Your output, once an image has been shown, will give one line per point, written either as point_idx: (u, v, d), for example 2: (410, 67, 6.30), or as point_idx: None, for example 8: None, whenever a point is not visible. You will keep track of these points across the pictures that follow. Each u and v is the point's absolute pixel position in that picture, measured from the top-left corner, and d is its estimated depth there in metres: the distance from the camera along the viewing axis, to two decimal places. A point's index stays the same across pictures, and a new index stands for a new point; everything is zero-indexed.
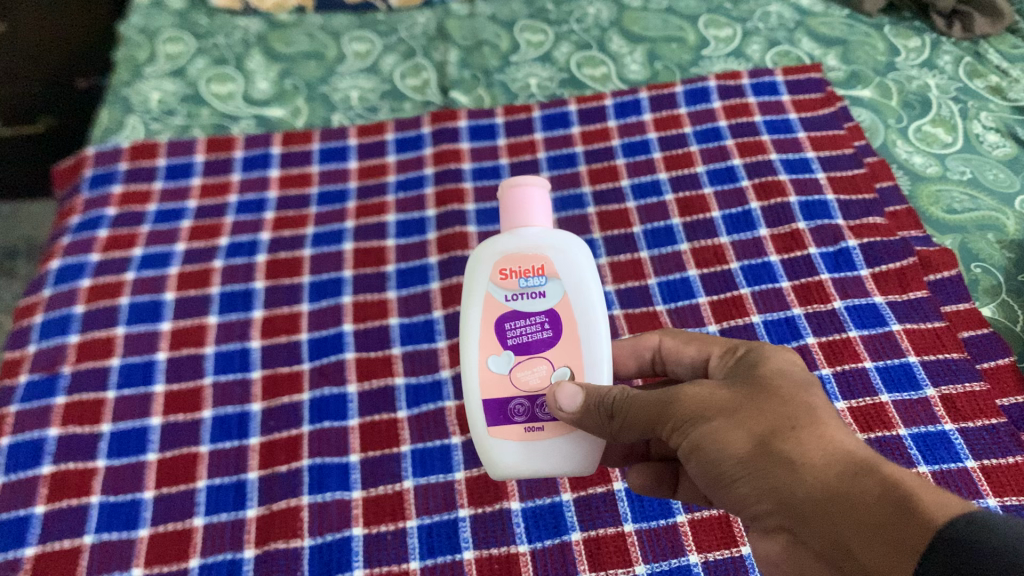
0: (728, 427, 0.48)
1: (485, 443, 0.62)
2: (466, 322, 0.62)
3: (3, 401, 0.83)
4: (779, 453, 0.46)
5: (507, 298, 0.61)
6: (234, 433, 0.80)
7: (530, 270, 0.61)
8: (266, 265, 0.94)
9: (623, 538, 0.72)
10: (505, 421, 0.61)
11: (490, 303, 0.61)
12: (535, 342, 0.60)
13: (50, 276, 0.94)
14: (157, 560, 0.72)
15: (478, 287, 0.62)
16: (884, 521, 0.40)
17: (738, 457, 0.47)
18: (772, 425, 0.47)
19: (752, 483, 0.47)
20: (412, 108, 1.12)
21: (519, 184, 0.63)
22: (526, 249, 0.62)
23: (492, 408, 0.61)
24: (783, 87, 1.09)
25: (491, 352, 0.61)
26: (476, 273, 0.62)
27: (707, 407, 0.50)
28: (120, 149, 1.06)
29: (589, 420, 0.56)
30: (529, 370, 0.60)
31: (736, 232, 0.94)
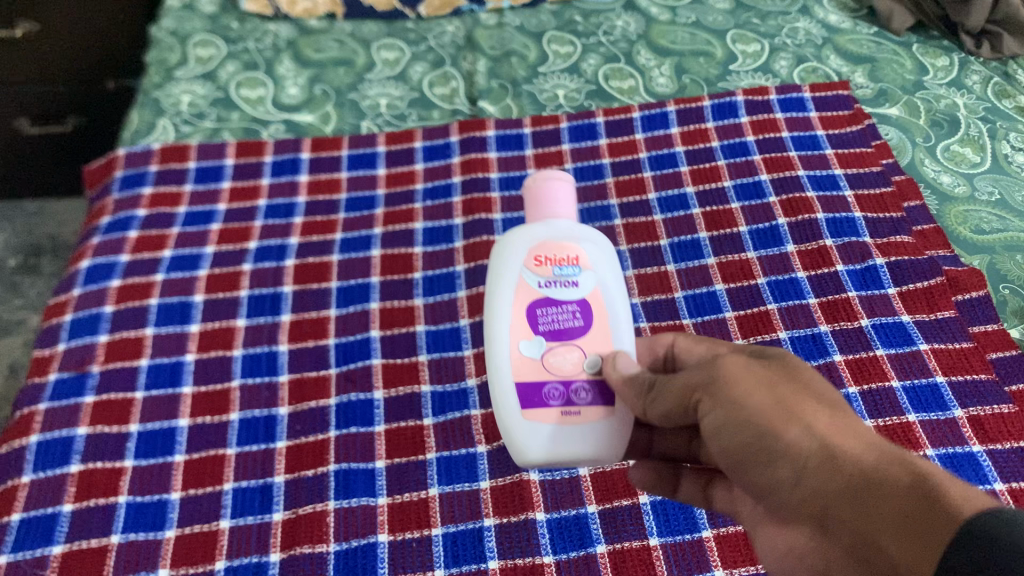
0: (771, 403, 0.51)
1: (517, 427, 0.64)
2: (500, 306, 0.66)
3: (33, 399, 0.84)
4: (820, 438, 0.48)
5: (541, 284, 0.66)
6: (261, 436, 0.81)
7: (566, 260, 0.67)
8: (294, 270, 0.95)
9: (647, 551, 0.72)
10: (541, 404, 0.64)
11: (524, 288, 0.66)
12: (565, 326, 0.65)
13: (80, 276, 0.94)
14: (184, 561, 0.73)
15: (512, 273, 0.67)
16: (915, 509, 0.42)
17: (779, 436, 0.50)
18: (814, 411, 0.50)
19: (790, 463, 0.49)
20: (439, 115, 1.13)
21: (551, 179, 0.71)
22: (560, 239, 0.68)
23: (526, 392, 0.64)
24: (811, 103, 1.09)
25: (523, 336, 0.65)
26: (510, 260, 0.67)
27: (752, 384, 0.52)
28: (151, 150, 1.07)
29: (627, 391, 0.61)
30: (563, 355, 0.64)
31: (764, 247, 0.94)
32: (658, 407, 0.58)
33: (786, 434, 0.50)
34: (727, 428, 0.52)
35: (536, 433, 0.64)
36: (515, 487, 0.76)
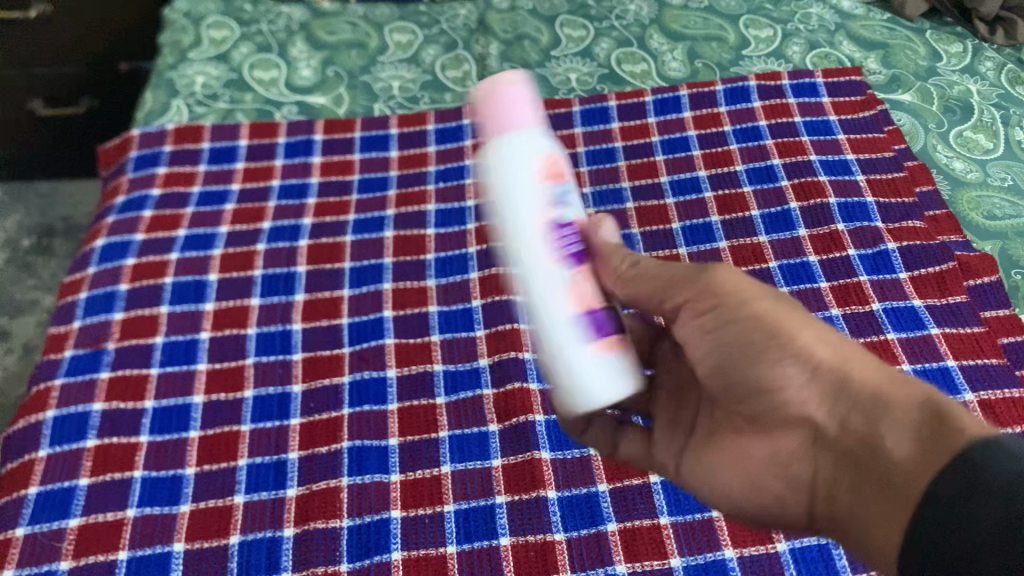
0: (782, 313, 0.53)
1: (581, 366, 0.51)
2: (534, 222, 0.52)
3: (49, 374, 0.85)
4: (838, 354, 0.51)
5: (546, 203, 0.53)
6: (275, 413, 0.82)
7: (554, 175, 0.53)
8: (307, 250, 0.95)
9: (659, 530, 0.72)
10: (574, 342, 0.51)
11: (535, 209, 0.52)
12: (582, 249, 0.54)
13: (95, 254, 0.95)
14: (199, 535, 0.73)
15: (525, 195, 0.53)
16: (922, 418, 0.45)
17: (784, 342, 0.51)
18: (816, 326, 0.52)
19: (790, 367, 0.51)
20: (452, 98, 1.13)
21: (505, 83, 0.55)
22: (537, 152, 0.54)
23: (570, 329, 0.51)
24: (823, 89, 1.09)
25: (547, 267, 0.52)
26: (519, 173, 0.53)
27: (757, 293, 0.54)
28: (165, 131, 1.07)
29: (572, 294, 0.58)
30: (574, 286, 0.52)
31: (775, 231, 0.94)
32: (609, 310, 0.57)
33: (792, 340, 0.51)
34: (727, 333, 0.53)
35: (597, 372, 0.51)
36: (527, 464, 0.77)
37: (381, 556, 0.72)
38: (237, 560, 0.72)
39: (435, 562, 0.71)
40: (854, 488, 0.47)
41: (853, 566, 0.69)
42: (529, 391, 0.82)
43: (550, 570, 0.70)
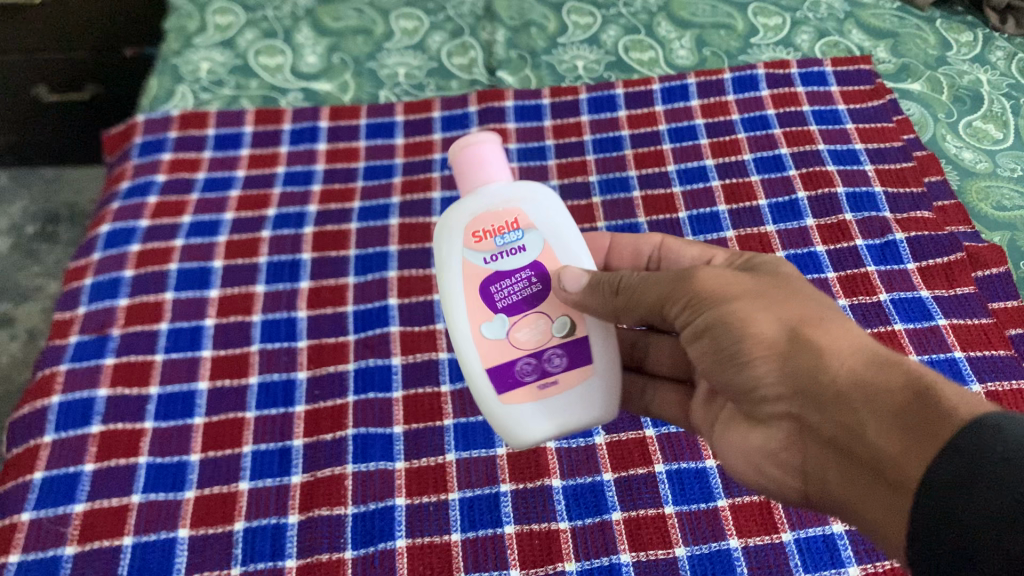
0: (753, 309, 0.52)
1: (505, 415, 0.62)
2: (450, 294, 0.61)
3: (54, 360, 0.85)
4: (822, 341, 0.49)
5: (486, 260, 0.61)
6: (280, 400, 0.81)
7: (504, 226, 0.61)
8: (312, 237, 0.95)
9: (663, 519, 0.72)
10: (515, 383, 0.61)
11: (469, 270, 0.61)
12: (537, 290, 0.61)
13: (100, 240, 0.95)
14: (203, 522, 0.73)
15: (454, 257, 0.61)
16: (900, 406, 0.44)
17: (750, 343, 0.51)
18: (792, 313, 0.51)
19: (763, 365, 0.51)
20: (458, 86, 1.13)
21: (469, 144, 0.62)
22: (496, 206, 0.61)
23: (499, 375, 0.61)
24: (832, 78, 1.08)
25: (483, 319, 0.61)
26: (449, 243, 0.62)
27: (737, 290, 0.53)
28: (170, 117, 1.07)
29: (593, 301, 0.58)
30: (527, 328, 0.61)
31: (783, 221, 0.94)
32: (629, 312, 0.57)
33: (756, 337, 0.51)
34: (703, 336, 0.54)
35: (534, 415, 0.62)
36: (531, 453, 0.77)
37: (385, 544, 0.72)
38: (242, 546, 0.72)
39: (439, 550, 0.71)
40: (846, 475, 0.47)
41: (858, 556, 0.69)
42: None
43: (554, 558, 0.70)
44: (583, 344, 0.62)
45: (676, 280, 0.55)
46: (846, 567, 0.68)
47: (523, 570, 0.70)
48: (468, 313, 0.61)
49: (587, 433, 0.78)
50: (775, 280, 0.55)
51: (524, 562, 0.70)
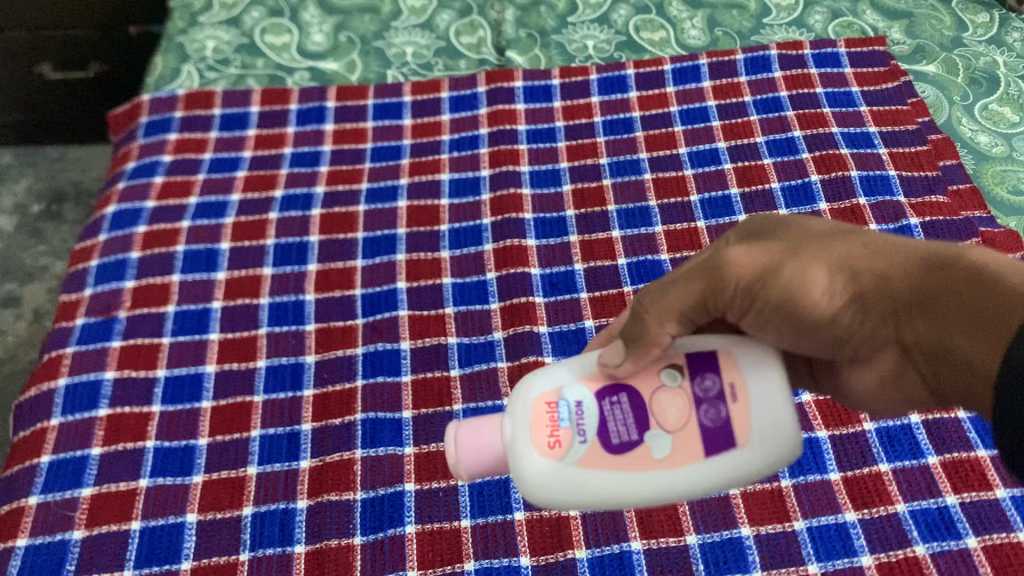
0: (804, 267, 0.47)
1: (763, 453, 0.49)
2: (607, 489, 0.51)
3: (61, 343, 0.84)
4: (881, 268, 0.48)
5: (581, 441, 0.51)
6: (288, 383, 0.81)
7: (550, 413, 0.52)
8: (320, 219, 0.94)
9: (674, 507, 0.71)
10: (723, 430, 0.50)
11: (588, 459, 0.51)
12: (625, 388, 0.51)
13: (105, 221, 0.95)
14: (211, 506, 0.73)
15: (571, 475, 0.51)
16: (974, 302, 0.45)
17: (819, 310, 0.48)
18: (835, 252, 0.48)
19: (839, 317, 0.49)
20: (466, 66, 1.11)
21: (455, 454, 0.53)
22: (529, 414, 0.52)
23: (710, 441, 0.50)
24: (846, 59, 1.07)
25: (642, 449, 0.50)
26: (550, 483, 0.51)
27: (773, 253, 0.47)
28: (176, 96, 1.06)
29: (630, 340, 0.50)
30: (661, 408, 0.50)
31: (796, 205, 0.93)
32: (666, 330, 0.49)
33: (818, 296, 0.47)
34: (767, 319, 0.49)
35: (765, 430, 0.49)
36: None
37: (394, 530, 0.71)
38: (250, 531, 0.72)
39: (449, 536, 0.71)
40: (954, 375, 0.48)
41: (871, 545, 0.68)
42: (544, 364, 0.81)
43: (564, 546, 0.70)
44: (694, 360, 0.51)
45: (700, 270, 0.48)
46: (858, 556, 0.68)
47: (533, 558, 0.70)
48: (630, 470, 0.50)
49: None
50: (780, 223, 0.50)
51: (534, 549, 0.70)
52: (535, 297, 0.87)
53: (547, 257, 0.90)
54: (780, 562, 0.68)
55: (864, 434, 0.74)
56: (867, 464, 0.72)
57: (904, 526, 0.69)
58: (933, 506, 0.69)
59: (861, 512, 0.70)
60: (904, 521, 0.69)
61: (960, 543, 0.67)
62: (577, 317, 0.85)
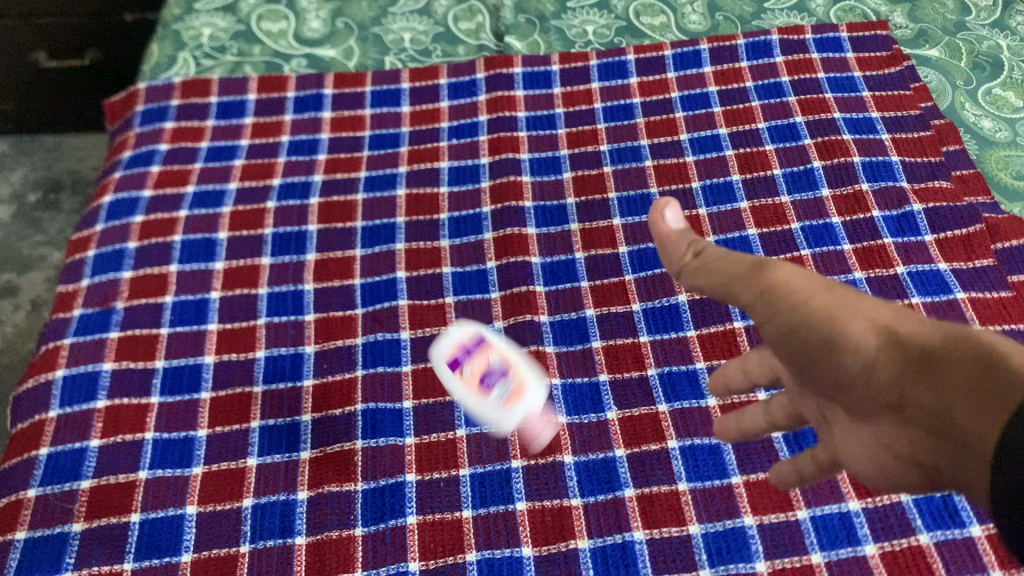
0: (833, 304, 0.47)
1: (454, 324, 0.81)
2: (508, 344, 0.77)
3: (58, 334, 0.84)
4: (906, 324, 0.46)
5: None
6: (287, 374, 0.80)
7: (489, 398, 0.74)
8: (318, 208, 0.93)
9: (677, 496, 0.71)
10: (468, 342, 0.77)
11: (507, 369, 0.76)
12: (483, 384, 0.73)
13: (102, 211, 0.94)
14: (212, 498, 0.73)
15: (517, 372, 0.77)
16: (981, 377, 0.41)
17: (843, 346, 0.46)
18: (882, 311, 0.47)
19: (856, 361, 0.46)
20: (465, 52, 1.10)
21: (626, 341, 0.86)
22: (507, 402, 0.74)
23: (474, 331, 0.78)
24: (848, 43, 1.06)
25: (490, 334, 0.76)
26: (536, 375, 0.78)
27: (809, 284, 0.48)
28: (172, 85, 1.05)
29: (674, 240, 0.54)
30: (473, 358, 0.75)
31: (798, 191, 0.92)
32: (698, 276, 0.52)
33: (843, 331, 0.46)
34: (783, 337, 0.49)
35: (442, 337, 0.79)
36: (543, 430, 0.76)
37: (395, 521, 0.71)
38: (250, 523, 0.71)
39: (450, 527, 0.71)
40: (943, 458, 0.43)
41: (875, 535, 0.68)
42: (545, 354, 0.81)
43: (566, 535, 0.70)
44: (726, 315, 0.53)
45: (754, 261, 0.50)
46: (862, 546, 0.68)
47: (535, 547, 0.69)
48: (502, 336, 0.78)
49: (599, 409, 0.77)
50: None
51: (536, 539, 0.70)
52: (536, 285, 0.86)
53: (547, 246, 0.90)
54: (784, 552, 0.68)
55: None
56: None
57: (907, 515, 0.69)
58: (937, 495, 0.69)
59: (865, 500, 0.70)
60: (908, 510, 0.69)
61: (965, 532, 0.67)
62: (578, 305, 0.84)
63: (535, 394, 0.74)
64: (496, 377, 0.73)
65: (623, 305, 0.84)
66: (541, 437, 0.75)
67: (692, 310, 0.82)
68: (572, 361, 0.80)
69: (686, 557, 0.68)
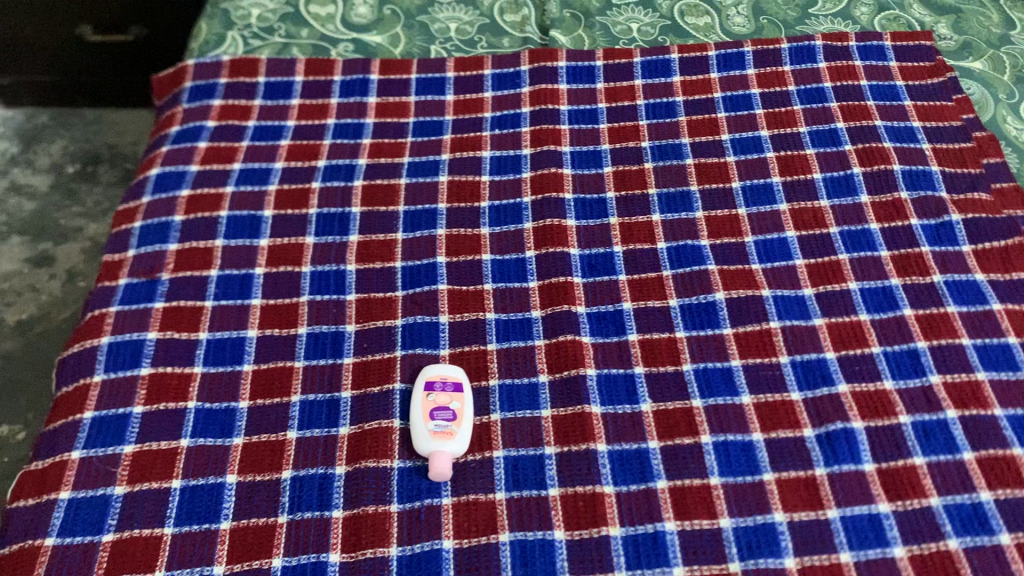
0: None
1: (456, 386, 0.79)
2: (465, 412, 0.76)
3: (104, 302, 0.85)
4: None
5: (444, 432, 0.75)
6: (328, 351, 0.82)
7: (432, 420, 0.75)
8: (362, 190, 0.95)
9: (708, 490, 0.72)
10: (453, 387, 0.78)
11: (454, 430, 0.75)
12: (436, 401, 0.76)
13: (149, 184, 0.96)
14: (252, 469, 0.74)
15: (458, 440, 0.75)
16: None
17: None
18: None
19: None
20: (510, 43, 1.11)
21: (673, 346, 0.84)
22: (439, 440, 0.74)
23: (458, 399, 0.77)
24: (891, 52, 1.06)
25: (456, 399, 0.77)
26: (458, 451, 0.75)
27: None
28: (220, 63, 1.06)
29: None
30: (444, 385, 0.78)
31: (837, 196, 0.92)
32: None
33: None
34: None
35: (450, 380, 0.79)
36: (577, 418, 0.77)
37: (431, 500, 0.72)
38: (289, 494, 0.73)
39: (484, 508, 0.72)
40: None
41: (904, 537, 0.69)
42: (582, 344, 0.82)
43: (599, 522, 0.71)
44: None
45: None
46: (891, 547, 0.68)
47: (568, 532, 0.71)
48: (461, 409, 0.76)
49: (633, 400, 0.78)
50: None
51: (568, 524, 0.71)
52: (573, 277, 0.87)
53: (586, 238, 0.91)
54: (813, 549, 0.68)
55: (899, 427, 0.75)
56: (902, 456, 0.73)
57: (937, 520, 0.69)
58: (967, 501, 0.70)
59: (895, 504, 0.71)
60: (937, 514, 0.70)
61: (994, 539, 0.68)
62: (614, 298, 0.85)
63: (456, 447, 0.74)
64: (443, 415, 0.75)
65: (661, 300, 0.85)
66: (441, 469, 0.73)
67: (730, 309, 0.83)
68: (609, 353, 0.81)
69: (716, 550, 0.69)
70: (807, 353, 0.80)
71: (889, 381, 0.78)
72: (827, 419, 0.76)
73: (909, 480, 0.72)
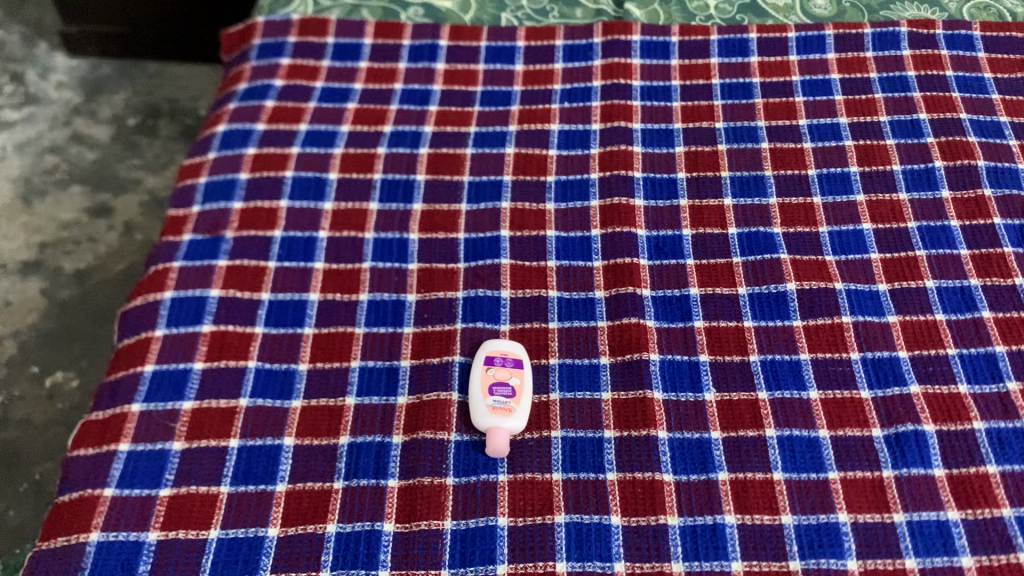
0: None
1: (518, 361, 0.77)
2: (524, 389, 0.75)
3: (168, 256, 0.85)
4: None
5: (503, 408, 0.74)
6: (389, 319, 0.81)
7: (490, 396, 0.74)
8: (428, 158, 0.93)
9: (771, 485, 0.70)
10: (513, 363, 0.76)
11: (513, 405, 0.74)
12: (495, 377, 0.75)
13: (216, 141, 0.95)
14: (309, 433, 0.74)
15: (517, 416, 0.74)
16: None
17: None
18: None
19: None
20: (583, 15, 1.08)
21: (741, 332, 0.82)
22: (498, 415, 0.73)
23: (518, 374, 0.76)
24: (980, 42, 1.02)
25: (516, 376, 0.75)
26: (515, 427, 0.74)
27: None
28: (290, 21, 1.05)
29: None
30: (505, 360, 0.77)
31: (917, 190, 0.89)
32: None
33: None
34: None
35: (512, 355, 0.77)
36: (638, 402, 0.75)
37: (487, 475, 0.72)
38: (345, 461, 0.72)
39: (540, 487, 0.71)
40: None
41: (972, 547, 0.66)
42: (645, 327, 0.80)
43: (656, 510, 0.69)
44: None
45: None
46: (959, 556, 0.66)
47: (624, 518, 0.69)
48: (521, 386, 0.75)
49: (696, 388, 0.76)
50: None
51: (625, 510, 0.70)
52: (639, 258, 0.85)
53: (654, 219, 0.88)
54: (877, 552, 0.66)
55: (973, 432, 0.72)
56: (974, 463, 0.70)
57: (1009, 532, 0.67)
58: None
59: (965, 512, 0.68)
60: (1009, 525, 0.67)
61: None
62: (681, 282, 0.83)
63: (515, 424, 0.72)
64: (501, 391, 0.74)
65: (730, 287, 0.83)
66: (500, 446, 0.72)
67: (801, 300, 0.81)
68: (673, 338, 0.80)
69: (776, 546, 0.67)
70: (879, 351, 0.77)
71: (964, 385, 0.75)
72: (897, 420, 0.73)
73: (979, 489, 0.69)
